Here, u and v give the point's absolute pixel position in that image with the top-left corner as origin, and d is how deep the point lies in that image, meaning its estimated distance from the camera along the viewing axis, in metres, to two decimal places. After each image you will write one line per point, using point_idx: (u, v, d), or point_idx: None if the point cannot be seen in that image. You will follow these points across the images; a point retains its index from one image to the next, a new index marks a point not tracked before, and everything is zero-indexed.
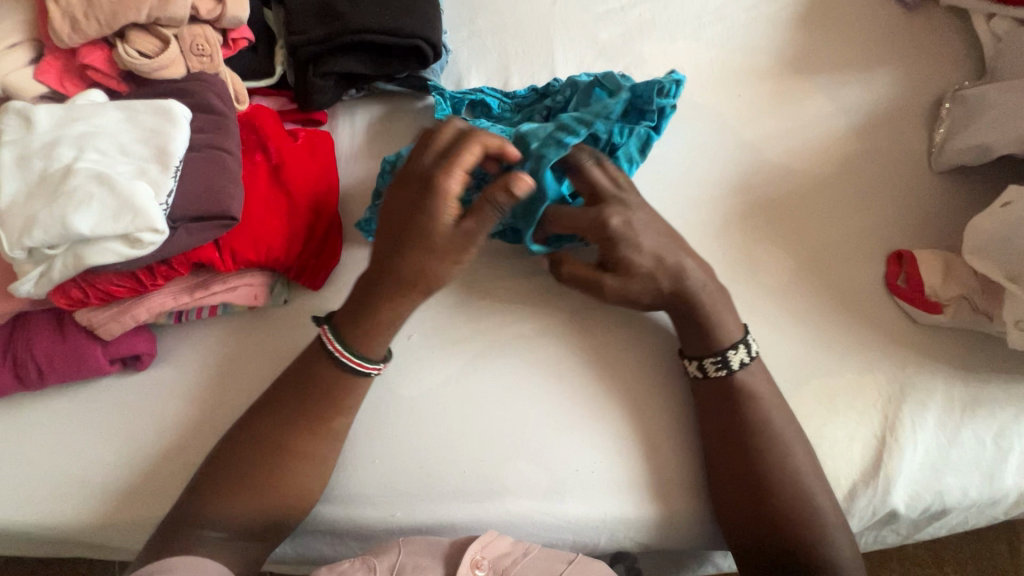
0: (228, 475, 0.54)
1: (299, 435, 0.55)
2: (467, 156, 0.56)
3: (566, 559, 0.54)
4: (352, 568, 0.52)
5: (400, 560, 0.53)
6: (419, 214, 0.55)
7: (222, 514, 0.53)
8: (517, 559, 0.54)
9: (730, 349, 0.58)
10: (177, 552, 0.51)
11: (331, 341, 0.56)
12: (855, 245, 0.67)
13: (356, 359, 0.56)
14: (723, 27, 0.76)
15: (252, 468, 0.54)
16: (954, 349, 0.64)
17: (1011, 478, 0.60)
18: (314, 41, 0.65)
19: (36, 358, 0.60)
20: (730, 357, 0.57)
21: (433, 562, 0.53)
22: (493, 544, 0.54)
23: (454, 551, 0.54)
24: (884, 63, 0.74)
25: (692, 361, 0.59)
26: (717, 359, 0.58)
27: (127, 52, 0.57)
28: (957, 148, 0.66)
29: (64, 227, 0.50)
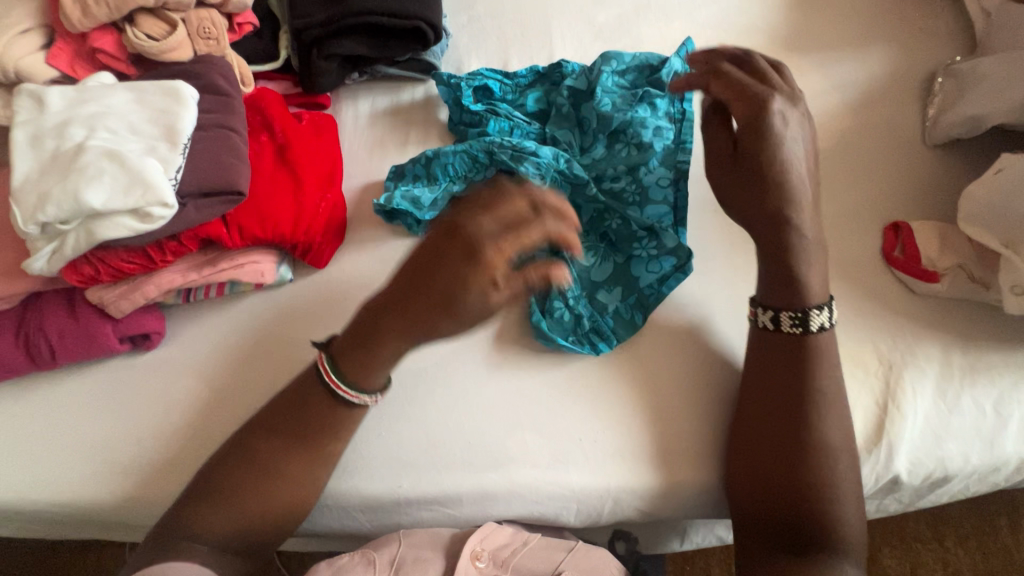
0: (219, 485, 0.53)
1: (289, 452, 0.55)
2: (529, 236, 0.50)
3: (566, 547, 0.57)
4: (352, 563, 0.54)
5: (400, 552, 0.55)
6: (454, 279, 0.49)
7: (213, 520, 0.52)
8: (516, 550, 0.56)
9: (814, 309, 0.56)
10: (169, 557, 0.50)
11: (327, 370, 0.55)
12: (851, 218, 0.68)
13: (349, 390, 0.55)
14: (718, 9, 0.77)
15: (241, 477, 0.53)
16: (954, 318, 0.64)
17: (1011, 446, 0.61)
18: (317, 24, 0.67)
19: (48, 337, 0.61)
20: (811, 317, 0.56)
21: (433, 555, 0.56)
22: (490, 537, 0.56)
23: (455, 545, 0.57)
24: (877, 39, 0.75)
25: (766, 310, 0.57)
26: (797, 314, 0.56)
27: (136, 35, 0.59)
28: (951, 121, 0.67)
29: (76, 202, 0.51)
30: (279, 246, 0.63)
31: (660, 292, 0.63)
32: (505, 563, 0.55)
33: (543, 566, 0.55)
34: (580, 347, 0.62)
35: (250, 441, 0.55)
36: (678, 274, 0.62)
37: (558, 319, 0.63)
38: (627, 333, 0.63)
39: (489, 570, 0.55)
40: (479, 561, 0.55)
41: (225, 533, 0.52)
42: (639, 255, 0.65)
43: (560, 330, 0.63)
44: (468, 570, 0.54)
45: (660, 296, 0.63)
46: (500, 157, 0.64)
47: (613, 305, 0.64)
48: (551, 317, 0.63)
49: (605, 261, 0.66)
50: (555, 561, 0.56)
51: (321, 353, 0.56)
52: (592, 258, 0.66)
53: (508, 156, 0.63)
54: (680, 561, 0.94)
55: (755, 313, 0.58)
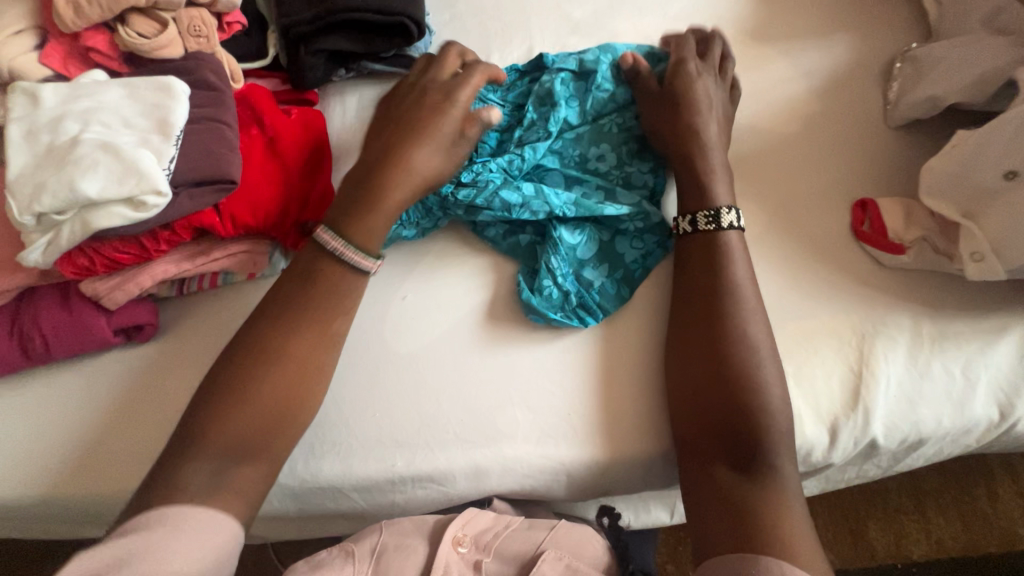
0: (235, 395, 0.54)
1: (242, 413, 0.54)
2: (473, 79, 0.67)
3: (548, 526, 0.60)
4: (329, 556, 0.55)
5: (381, 541, 0.57)
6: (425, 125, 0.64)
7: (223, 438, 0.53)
8: (497, 533, 0.58)
9: (724, 209, 0.64)
10: (158, 508, 0.49)
11: (329, 240, 0.60)
12: (820, 196, 0.71)
13: (356, 255, 0.60)
14: (688, 3, 0.81)
15: (262, 393, 0.55)
16: (920, 287, 0.67)
17: (979, 407, 0.64)
18: (305, 22, 0.69)
19: (42, 330, 0.62)
20: (722, 216, 0.63)
21: (418, 539, 0.58)
22: (474, 521, 0.59)
23: (437, 530, 0.59)
24: (839, 29, 0.79)
25: (686, 218, 0.65)
26: (710, 214, 0.64)
27: (128, 34, 0.61)
28: (910, 102, 0.71)
29: (72, 192, 0.52)
30: (269, 235, 0.65)
31: (643, 265, 0.67)
32: (488, 548, 0.57)
33: (525, 547, 0.58)
34: (569, 320, 0.64)
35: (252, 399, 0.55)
36: (658, 248, 0.68)
37: (548, 302, 0.65)
38: (613, 307, 0.65)
39: (471, 554, 0.57)
40: (461, 547, 0.57)
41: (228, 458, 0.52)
42: (625, 230, 0.68)
43: (547, 305, 0.65)
44: (449, 555, 0.56)
45: (645, 268, 0.67)
46: (461, 175, 0.67)
47: (598, 280, 0.66)
48: (541, 297, 0.65)
49: (591, 238, 0.67)
50: (536, 541, 0.58)
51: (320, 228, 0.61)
52: (579, 235, 0.67)
53: (470, 174, 0.67)
54: (672, 542, 0.96)
55: (676, 224, 0.66)
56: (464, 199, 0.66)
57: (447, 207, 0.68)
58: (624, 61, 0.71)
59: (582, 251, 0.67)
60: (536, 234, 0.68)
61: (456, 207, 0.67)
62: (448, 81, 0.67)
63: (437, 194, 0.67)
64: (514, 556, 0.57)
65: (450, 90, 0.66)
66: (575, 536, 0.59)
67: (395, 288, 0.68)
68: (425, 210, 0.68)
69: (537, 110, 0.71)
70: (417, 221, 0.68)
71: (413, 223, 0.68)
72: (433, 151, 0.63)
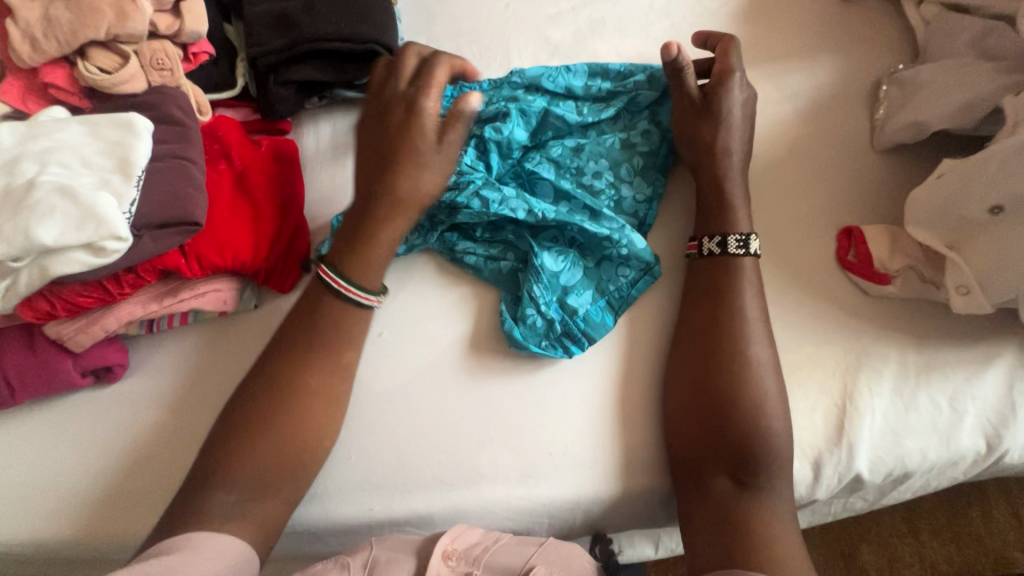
0: (255, 427, 0.55)
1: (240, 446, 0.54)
2: (438, 74, 0.65)
3: (536, 542, 0.57)
4: (325, 568, 0.54)
5: (374, 554, 0.55)
6: (405, 131, 0.63)
7: (241, 472, 0.53)
8: (486, 547, 0.56)
9: (753, 236, 0.63)
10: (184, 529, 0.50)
11: (331, 278, 0.60)
12: (805, 224, 0.70)
13: (360, 294, 0.60)
14: (670, 23, 0.79)
15: (255, 424, 0.55)
16: (907, 318, 0.66)
17: (966, 439, 0.62)
18: (273, 51, 0.67)
19: (6, 374, 0.60)
20: (751, 241, 0.62)
21: (406, 555, 0.55)
22: (461, 536, 0.56)
23: (425, 546, 0.56)
24: (824, 50, 0.77)
25: (715, 238, 0.63)
26: (741, 238, 0.63)
27: (88, 69, 0.59)
28: (896, 127, 0.69)
29: (27, 239, 0.51)
30: (241, 274, 0.63)
31: (629, 295, 0.65)
32: (477, 561, 0.55)
33: (514, 562, 0.55)
34: (552, 350, 0.63)
35: (227, 443, 0.54)
36: (644, 275, 0.65)
37: (529, 326, 0.63)
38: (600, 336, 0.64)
39: (460, 568, 0.54)
40: (451, 560, 0.55)
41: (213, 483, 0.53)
42: (611, 257, 0.66)
43: (531, 336, 0.63)
44: (440, 568, 0.53)
45: (630, 299, 0.65)
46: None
47: (581, 307, 0.64)
48: (521, 329, 0.63)
49: (574, 266, 0.65)
50: (525, 555, 0.55)
51: (321, 266, 0.61)
52: (562, 261, 0.65)
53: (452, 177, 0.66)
54: (662, 567, 0.95)
55: (700, 242, 0.64)
56: (448, 200, 0.65)
57: (433, 213, 0.67)
58: (668, 51, 0.67)
59: (566, 278, 0.65)
60: (518, 260, 0.66)
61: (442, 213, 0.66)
62: (407, 91, 0.64)
63: None
64: (504, 569, 0.54)
65: (412, 102, 0.64)
66: (565, 552, 0.56)
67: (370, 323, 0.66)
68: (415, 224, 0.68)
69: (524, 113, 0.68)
70: (405, 234, 0.68)
71: (401, 237, 0.68)
72: (428, 176, 0.63)
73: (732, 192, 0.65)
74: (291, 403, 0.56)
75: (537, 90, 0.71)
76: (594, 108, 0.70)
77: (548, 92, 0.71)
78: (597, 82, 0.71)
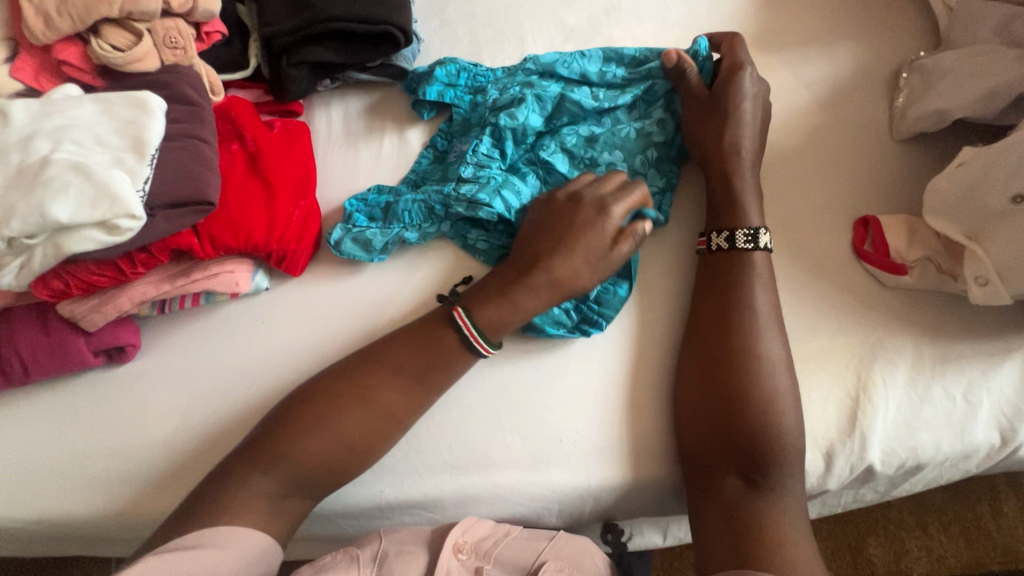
0: (310, 426, 0.54)
1: (292, 430, 0.54)
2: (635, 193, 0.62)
3: (548, 536, 0.57)
4: (334, 561, 0.53)
5: (383, 547, 0.55)
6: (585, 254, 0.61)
7: (283, 467, 0.53)
8: (497, 540, 0.56)
9: (763, 230, 0.62)
10: (222, 515, 0.50)
11: (467, 325, 0.59)
12: (821, 214, 0.69)
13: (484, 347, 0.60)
14: (686, 8, 0.78)
15: (308, 413, 0.55)
16: (923, 309, 0.65)
17: (980, 433, 0.62)
18: (287, 32, 0.67)
19: (20, 353, 0.60)
20: (760, 236, 0.62)
21: (417, 547, 0.55)
22: (473, 528, 0.56)
23: (436, 538, 0.56)
24: (844, 37, 0.76)
25: (723, 233, 0.63)
26: (749, 233, 0.62)
27: (101, 47, 0.58)
28: (916, 115, 0.68)
29: (42, 216, 0.51)
30: (253, 256, 0.63)
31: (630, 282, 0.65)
32: (488, 555, 0.55)
33: (526, 557, 0.55)
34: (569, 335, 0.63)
35: (277, 427, 0.55)
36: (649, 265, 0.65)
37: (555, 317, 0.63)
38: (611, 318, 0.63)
39: (471, 562, 0.55)
40: (462, 553, 0.55)
41: (250, 474, 0.52)
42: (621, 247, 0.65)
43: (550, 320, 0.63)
44: (450, 562, 0.53)
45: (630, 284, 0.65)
46: (461, 169, 0.65)
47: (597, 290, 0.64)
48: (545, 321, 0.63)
49: None
50: (536, 550, 0.55)
51: (457, 307, 0.60)
52: None
53: (470, 169, 0.65)
54: (668, 557, 0.95)
55: (710, 239, 0.64)
56: (466, 193, 0.63)
57: (450, 205, 0.65)
58: (668, 59, 0.67)
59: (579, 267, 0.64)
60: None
61: (458, 205, 0.64)
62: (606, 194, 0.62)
63: (439, 192, 0.65)
64: (515, 567, 0.54)
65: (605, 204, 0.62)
66: (579, 544, 0.56)
67: (382, 308, 0.65)
68: (429, 214, 0.66)
69: (538, 100, 0.67)
70: (419, 224, 0.66)
71: (416, 226, 0.66)
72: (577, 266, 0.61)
73: (748, 180, 0.65)
74: (332, 393, 0.56)
75: (551, 77, 0.70)
76: (610, 94, 0.68)
77: (563, 79, 0.70)
78: (612, 68, 0.71)
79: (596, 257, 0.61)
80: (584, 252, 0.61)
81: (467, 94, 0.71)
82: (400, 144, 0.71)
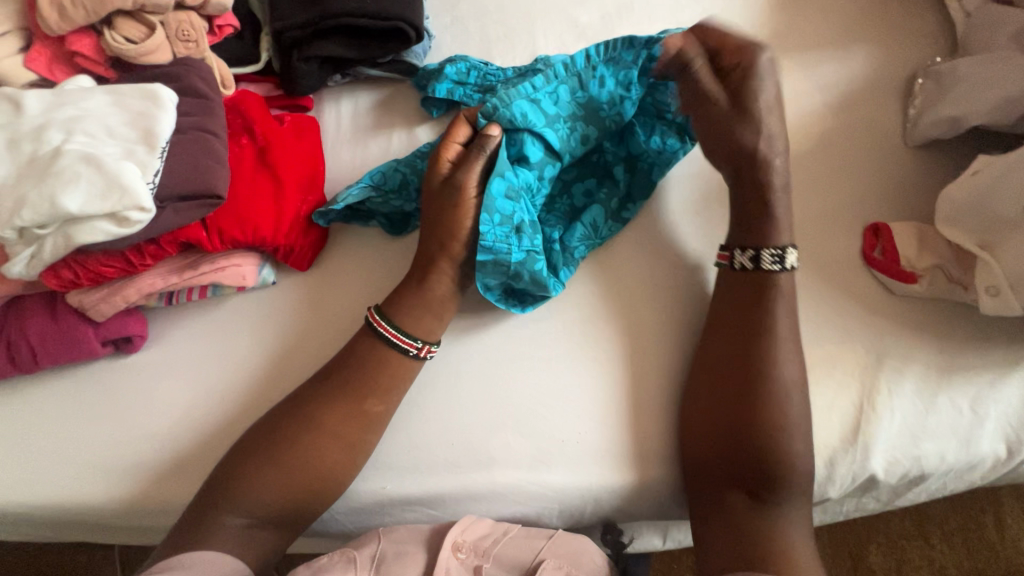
0: (277, 458, 0.55)
1: (257, 461, 0.55)
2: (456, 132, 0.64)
3: (546, 535, 0.57)
4: (331, 562, 0.54)
5: (381, 548, 0.55)
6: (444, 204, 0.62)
7: (250, 500, 0.54)
8: (497, 539, 0.56)
9: (790, 248, 0.61)
10: (196, 545, 0.52)
11: (376, 320, 0.60)
12: (830, 219, 0.68)
13: (392, 331, 0.60)
14: (700, 8, 0.77)
15: (272, 443, 0.55)
16: (932, 318, 0.65)
17: (986, 443, 0.61)
18: (299, 26, 0.67)
19: (29, 341, 0.61)
20: (787, 255, 0.60)
21: (415, 547, 0.56)
22: (472, 527, 0.57)
23: (434, 539, 0.57)
24: (859, 41, 0.75)
25: (749, 250, 0.61)
26: (776, 253, 0.61)
27: (114, 38, 0.59)
28: (930, 121, 0.67)
29: (53, 206, 0.51)
30: (261, 249, 0.64)
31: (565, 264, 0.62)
32: (486, 553, 0.55)
33: (525, 555, 0.55)
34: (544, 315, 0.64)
35: (244, 456, 0.55)
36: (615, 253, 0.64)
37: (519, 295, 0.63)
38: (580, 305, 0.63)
39: (470, 560, 0.55)
40: (460, 552, 0.55)
41: (219, 506, 0.53)
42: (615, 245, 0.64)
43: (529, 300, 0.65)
44: (449, 560, 0.54)
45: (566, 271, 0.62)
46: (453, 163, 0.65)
47: (519, 217, 0.61)
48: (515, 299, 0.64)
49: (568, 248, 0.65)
50: (535, 548, 0.56)
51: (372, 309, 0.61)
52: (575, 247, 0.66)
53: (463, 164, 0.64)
54: (667, 559, 0.95)
55: (733, 255, 0.62)
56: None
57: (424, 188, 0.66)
58: None
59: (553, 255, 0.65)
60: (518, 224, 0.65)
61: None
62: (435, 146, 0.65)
63: (415, 170, 0.67)
64: (512, 564, 0.55)
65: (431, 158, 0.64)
66: (581, 547, 0.56)
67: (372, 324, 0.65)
68: (403, 186, 0.66)
69: None
70: (386, 189, 0.65)
71: (381, 189, 0.65)
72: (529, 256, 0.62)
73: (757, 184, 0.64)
74: (298, 423, 0.56)
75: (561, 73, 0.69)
76: None
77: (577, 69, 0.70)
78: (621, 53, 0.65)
79: (438, 198, 0.63)
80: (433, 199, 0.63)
81: (476, 93, 0.70)
82: (408, 140, 0.71)
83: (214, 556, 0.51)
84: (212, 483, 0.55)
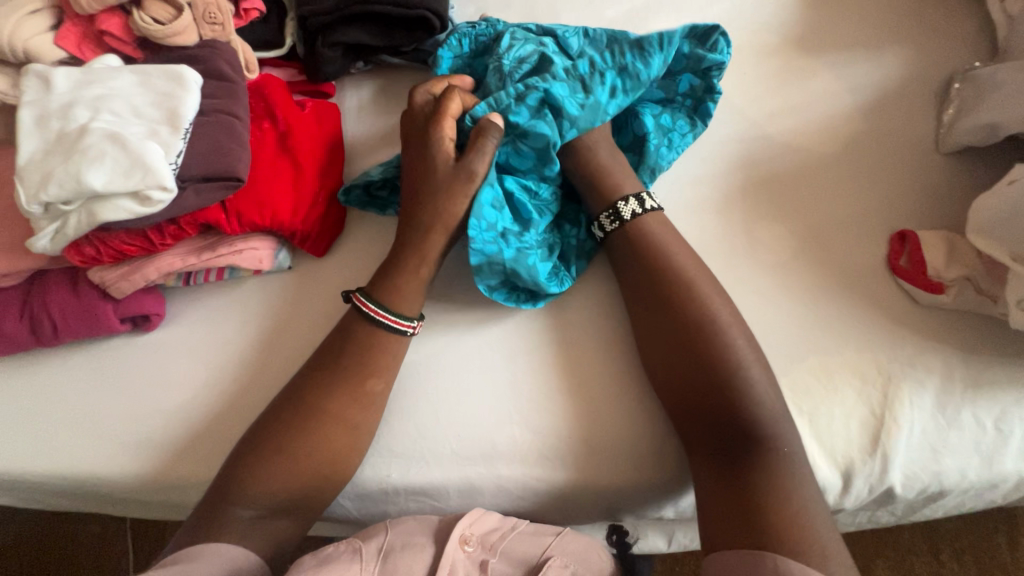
0: (286, 443, 0.55)
1: (268, 444, 0.55)
2: (452, 106, 0.63)
3: (554, 531, 0.57)
4: (338, 551, 0.54)
5: (388, 540, 0.55)
6: (442, 184, 0.61)
7: (261, 487, 0.54)
8: (504, 534, 0.56)
9: (620, 202, 0.63)
10: (209, 533, 0.52)
11: (364, 303, 0.59)
12: (854, 225, 0.67)
13: (390, 317, 0.59)
14: (730, 5, 0.76)
15: (284, 430, 0.56)
16: (957, 331, 0.63)
17: (1010, 463, 0.59)
18: (325, 12, 0.67)
19: (51, 314, 0.62)
20: (622, 210, 0.62)
21: (423, 537, 0.56)
22: (479, 521, 0.56)
23: (444, 528, 0.57)
24: (894, 42, 0.73)
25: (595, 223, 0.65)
26: (610, 212, 0.63)
27: (142, 19, 0.59)
28: (965, 127, 0.65)
29: (78, 183, 0.52)
30: (278, 234, 0.64)
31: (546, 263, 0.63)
32: (494, 548, 0.55)
33: (532, 550, 0.55)
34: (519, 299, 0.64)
35: (257, 442, 0.55)
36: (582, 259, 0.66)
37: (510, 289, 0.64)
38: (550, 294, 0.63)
39: (477, 554, 0.54)
40: (467, 545, 0.55)
41: (229, 489, 0.54)
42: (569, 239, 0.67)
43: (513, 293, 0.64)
44: (456, 553, 0.53)
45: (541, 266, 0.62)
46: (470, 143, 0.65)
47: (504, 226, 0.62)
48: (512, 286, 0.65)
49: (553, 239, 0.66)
50: (542, 545, 0.55)
51: (356, 292, 0.60)
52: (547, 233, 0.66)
53: None
54: (669, 561, 0.95)
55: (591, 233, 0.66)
56: None
57: None
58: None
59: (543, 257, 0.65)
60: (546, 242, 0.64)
61: None
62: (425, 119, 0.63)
63: None
64: (521, 559, 0.54)
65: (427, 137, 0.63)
66: (586, 544, 0.56)
67: None
68: None
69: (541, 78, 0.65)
70: None
71: None
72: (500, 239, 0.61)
73: None
74: (310, 408, 0.56)
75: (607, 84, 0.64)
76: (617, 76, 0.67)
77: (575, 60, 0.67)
78: None
79: (448, 185, 0.61)
80: (437, 185, 0.61)
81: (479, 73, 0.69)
82: None
83: (228, 542, 0.52)
84: (226, 467, 0.55)
